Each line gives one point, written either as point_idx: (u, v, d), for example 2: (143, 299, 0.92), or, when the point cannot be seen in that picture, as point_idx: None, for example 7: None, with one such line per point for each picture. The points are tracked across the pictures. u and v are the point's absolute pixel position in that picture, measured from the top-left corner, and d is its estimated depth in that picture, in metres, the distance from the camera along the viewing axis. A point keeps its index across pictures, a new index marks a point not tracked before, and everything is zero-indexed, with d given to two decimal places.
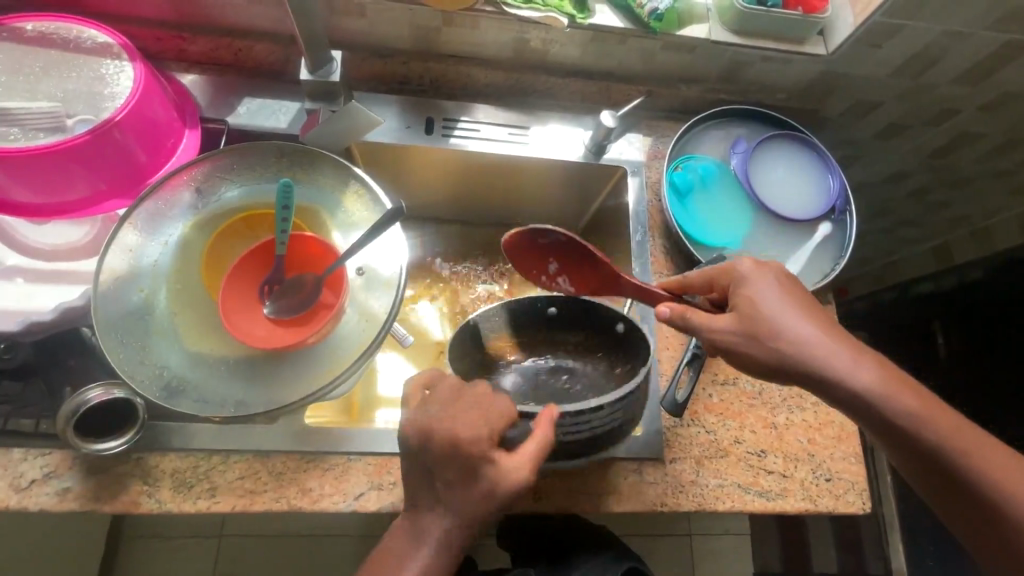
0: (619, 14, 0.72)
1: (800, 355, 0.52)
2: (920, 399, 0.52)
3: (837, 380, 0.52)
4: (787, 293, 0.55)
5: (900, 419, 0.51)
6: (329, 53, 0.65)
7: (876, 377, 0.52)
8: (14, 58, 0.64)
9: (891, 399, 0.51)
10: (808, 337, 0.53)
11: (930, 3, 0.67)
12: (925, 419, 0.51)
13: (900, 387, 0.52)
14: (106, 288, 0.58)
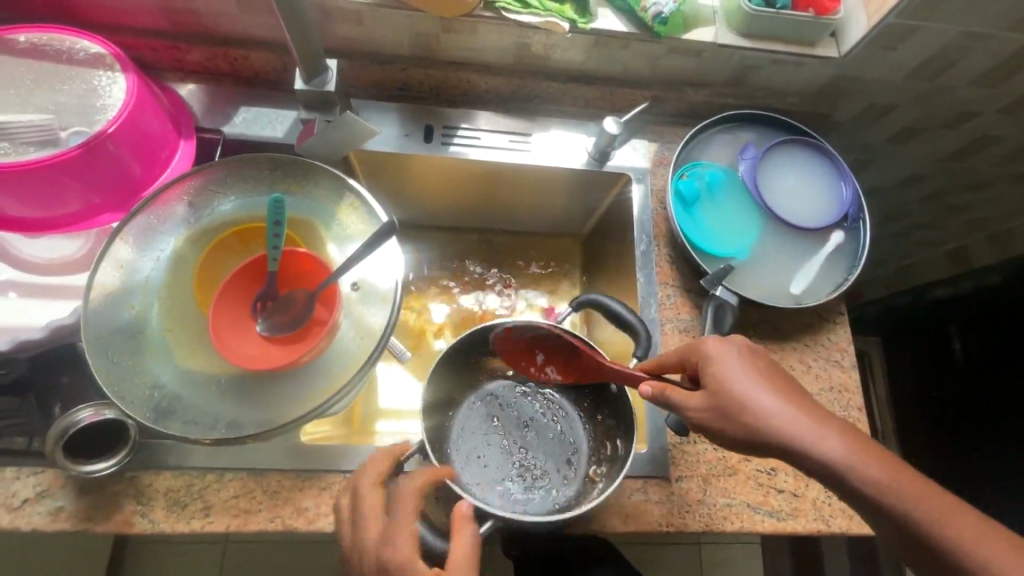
0: (623, 17, 0.70)
1: (768, 430, 0.49)
2: (892, 469, 0.47)
3: (802, 452, 0.48)
4: (749, 364, 0.52)
5: (880, 493, 0.46)
6: (325, 61, 0.64)
7: (844, 449, 0.48)
8: (7, 71, 0.63)
9: (862, 473, 0.47)
10: (771, 410, 0.50)
11: (949, 4, 0.64)
12: (903, 494, 0.46)
13: (871, 458, 0.47)
14: (97, 305, 0.57)
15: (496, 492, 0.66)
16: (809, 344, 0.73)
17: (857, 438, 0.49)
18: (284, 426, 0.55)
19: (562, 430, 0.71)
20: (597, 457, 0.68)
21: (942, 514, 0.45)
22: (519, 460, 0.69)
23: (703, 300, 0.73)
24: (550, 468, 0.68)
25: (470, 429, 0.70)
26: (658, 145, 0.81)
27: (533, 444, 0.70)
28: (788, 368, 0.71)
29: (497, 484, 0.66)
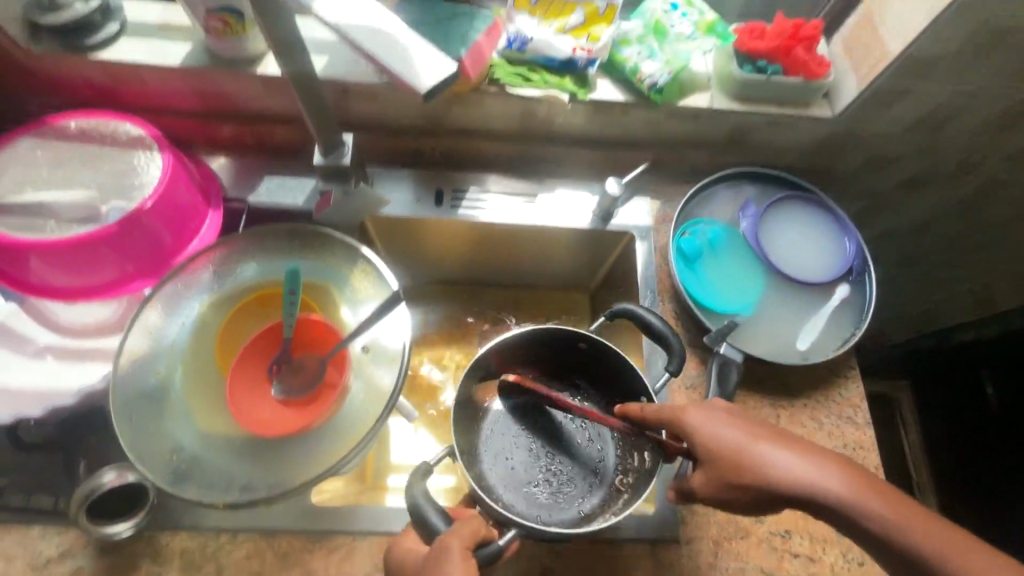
0: (620, 86, 0.74)
1: (773, 485, 0.52)
2: (890, 503, 0.51)
3: (810, 497, 0.52)
4: (737, 422, 0.55)
5: (884, 531, 0.50)
6: (340, 136, 0.67)
7: (849, 488, 0.51)
8: (58, 155, 0.70)
9: (868, 510, 0.50)
10: (771, 462, 0.52)
11: (936, 67, 0.66)
12: (908, 529, 0.49)
13: (867, 491, 0.51)
14: (126, 369, 0.60)
15: (521, 495, 0.66)
16: (821, 401, 0.72)
17: (855, 473, 0.52)
18: (294, 490, 0.57)
19: (590, 437, 0.70)
20: (624, 466, 0.68)
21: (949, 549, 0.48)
22: (545, 464, 0.69)
23: (710, 356, 0.73)
24: (575, 475, 0.68)
25: (498, 426, 0.70)
26: (661, 202, 0.83)
27: (559, 448, 0.69)
28: (799, 426, 0.70)
29: (522, 487, 0.67)
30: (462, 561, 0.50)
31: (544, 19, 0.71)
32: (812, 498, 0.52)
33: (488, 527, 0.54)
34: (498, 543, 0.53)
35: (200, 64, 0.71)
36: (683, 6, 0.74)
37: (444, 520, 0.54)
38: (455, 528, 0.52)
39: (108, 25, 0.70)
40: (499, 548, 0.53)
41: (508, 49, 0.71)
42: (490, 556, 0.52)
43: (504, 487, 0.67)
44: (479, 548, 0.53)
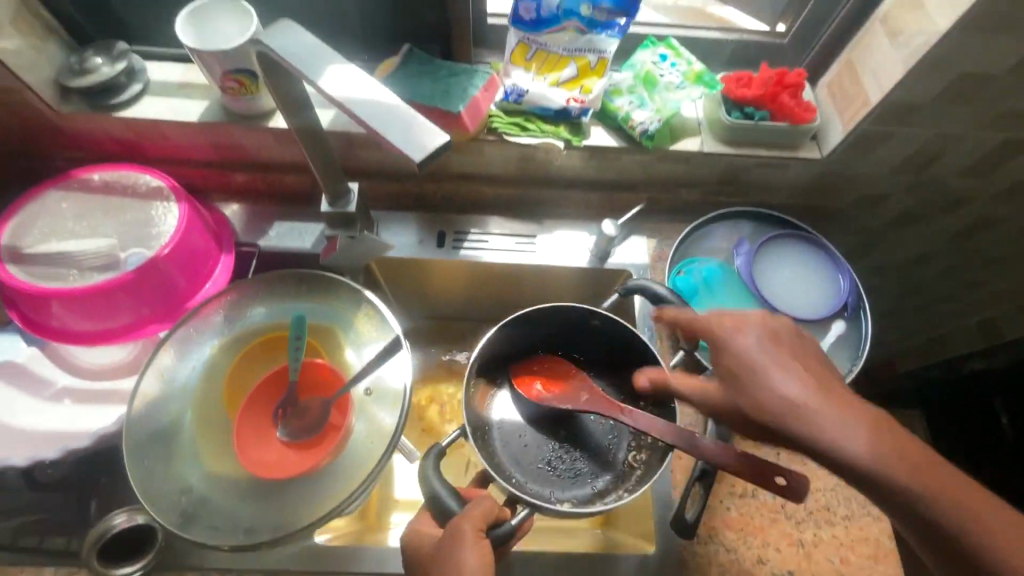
0: (613, 132, 0.77)
1: (803, 427, 0.50)
2: (919, 468, 0.48)
3: (849, 458, 0.49)
4: (774, 352, 0.54)
5: (901, 493, 0.47)
6: (346, 185, 0.71)
7: (897, 457, 0.48)
8: (82, 206, 0.74)
9: (912, 482, 0.47)
10: (790, 394, 0.52)
11: (916, 111, 0.68)
12: (950, 506, 0.46)
13: (898, 454, 0.48)
14: (139, 412, 0.63)
15: (534, 473, 0.69)
16: None
17: (906, 442, 0.49)
18: (297, 531, 0.58)
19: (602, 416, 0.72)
20: (637, 443, 0.70)
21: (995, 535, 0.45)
22: (556, 443, 0.71)
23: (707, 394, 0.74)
24: (589, 452, 0.70)
25: (511, 406, 0.73)
26: (657, 240, 0.86)
27: (573, 426, 0.72)
28: (801, 464, 0.72)
29: (534, 466, 0.69)
30: (476, 540, 0.51)
31: (539, 74, 0.75)
32: (849, 459, 0.49)
33: (501, 505, 0.55)
34: (511, 522, 0.54)
35: (217, 120, 0.75)
36: (672, 56, 0.77)
37: (457, 505, 0.55)
38: (467, 511, 0.53)
39: (132, 86, 0.75)
40: (513, 527, 0.54)
41: (505, 101, 0.75)
42: (505, 533, 0.53)
43: (519, 465, 0.69)
44: (493, 527, 0.53)
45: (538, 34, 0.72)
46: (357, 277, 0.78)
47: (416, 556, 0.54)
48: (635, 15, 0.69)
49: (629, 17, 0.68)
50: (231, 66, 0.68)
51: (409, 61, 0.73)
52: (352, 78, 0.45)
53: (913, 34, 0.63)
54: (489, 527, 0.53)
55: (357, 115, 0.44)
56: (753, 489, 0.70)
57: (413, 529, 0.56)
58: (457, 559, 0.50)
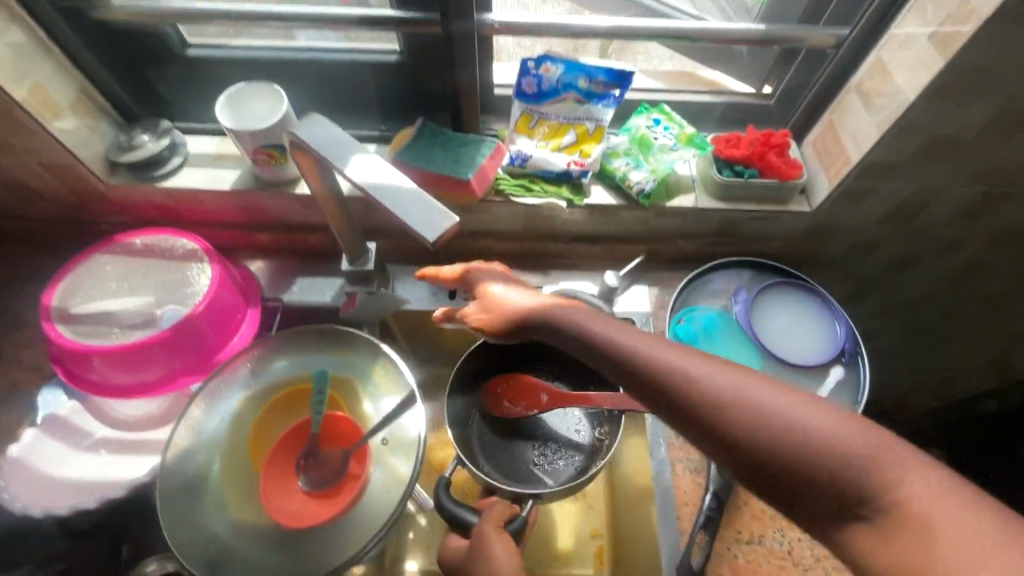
0: (613, 191, 0.83)
1: (548, 320, 0.60)
2: (630, 334, 0.55)
3: (662, 375, 0.51)
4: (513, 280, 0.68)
5: (616, 355, 0.54)
6: (365, 245, 0.76)
7: (702, 367, 0.50)
8: (124, 268, 0.80)
9: (715, 386, 0.49)
10: (519, 298, 0.64)
11: (896, 169, 0.73)
12: (752, 397, 0.47)
13: (611, 327, 0.57)
14: (170, 462, 0.67)
15: (525, 479, 0.77)
16: None
17: (707, 355, 0.52)
18: None
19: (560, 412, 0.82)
20: (598, 422, 0.80)
21: (799, 416, 0.46)
22: (532, 446, 0.80)
23: None
24: (560, 442, 0.80)
25: (486, 430, 0.80)
26: (658, 289, 0.91)
27: (538, 427, 0.81)
28: None
29: (522, 473, 0.78)
30: (498, 535, 0.63)
31: (542, 141, 0.81)
32: (667, 383, 0.51)
33: (512, 506, 0.68)
34: (522, 516, 0.67)
35: (247, 187, 0.82)
36: (665, 120, 0.83)
37: (474, 516, 0.67)
38: (486, 517, 0.65)
39: (173, 159, 0.83)
40: (524, 519, 0.67)
41: (511, 165, 0.81)
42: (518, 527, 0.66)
43: (513, 475, 0.77)
44: (508, 523, 0.66)
45: (540, 105, 0.80)
46: (373, 330, 0.83)
47: (452, 564, 0.65)
48: (627, 87, 0.77)
49: (622, 88, 0.76)
50: (263, 142, 0.75)
51: (422, 133, 0.80)
52: (374, 166, 0.52)
53: (886, 101, 0.68)
54: (505, 524, 0.66)
55: (377, 198, 0.49)
56: (758, 536, 0.72)
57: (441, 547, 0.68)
58: (487, 556, 0.61)
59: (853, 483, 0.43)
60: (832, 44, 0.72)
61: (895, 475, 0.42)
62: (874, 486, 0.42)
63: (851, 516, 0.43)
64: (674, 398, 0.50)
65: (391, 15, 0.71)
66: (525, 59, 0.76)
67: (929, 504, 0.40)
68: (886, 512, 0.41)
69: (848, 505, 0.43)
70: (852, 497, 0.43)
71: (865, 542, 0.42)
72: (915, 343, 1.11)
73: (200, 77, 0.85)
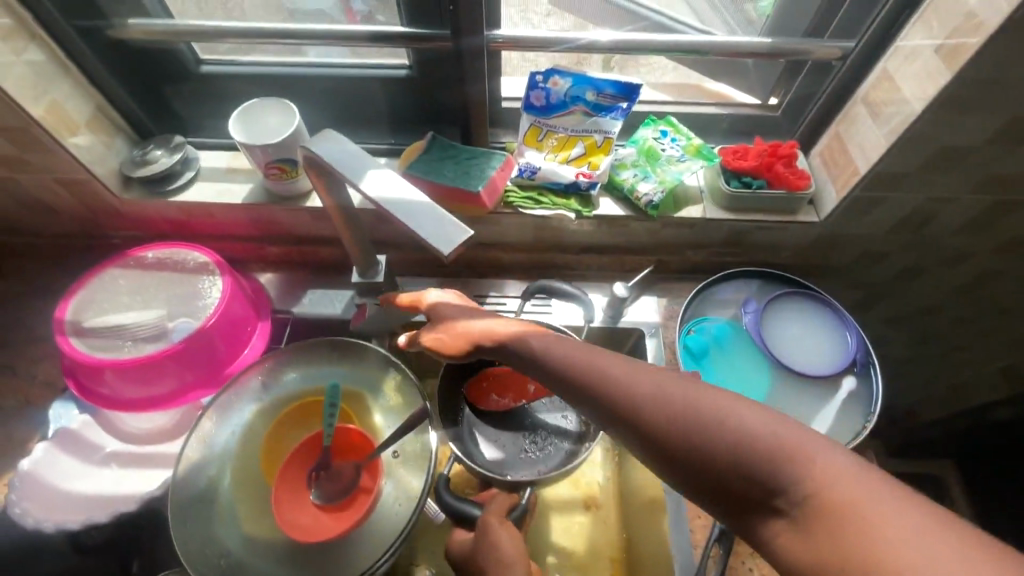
0: (621, 203, 0.83)
1: (506, 346, 0.57)
2: (557, 339, 0.55)
3: (587, 381, 0.51)
4: (472, 308, 0.65)
5: (542, 358, 0.55)
6: (376, 257, 0.76)
7: (626, 370, 0.50)
8: (136, 282, 0.81)
9: (638, 390, 0.49)
10: (473, 319, 0.62)
11: (905, 179, 0.73)
12: (673, 396, 0.47)
13: (539, 332, 0.57)
14: (181, 476, 0.66)
15: (522, 469, 0.79)
16: None
17: (634, 358, 0.52)
18: None
19: (545, 402, 0.83)
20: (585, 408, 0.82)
21: (718, 410, 0.45)
22: (523, 436, 0.82)
23: None
24: (550, 430, 0.82)
25: (477, 427, 0.82)
26: (666, 300, 0.91)
27: (525, 417, 0.82)
28: None
29: (516, 464, 0.79)
30: (502, 526, 0.67)
31: (551, 154, 0.82)
32: (591, 383, 0.51)
33: (511, 495, 0.72)
34: (522, 504, 0.71)
35: (258, 201, 0.83)
36: (672, 132, 0.83)
37: (476, 508, 0.70)
38: (490, 510, 0.69)
39: (186, 173, 0.84)
40: (524, 506, 0.71)
41: (520, 177, 0.82)
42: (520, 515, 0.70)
43: (508, 467, 0.79)
44: (510, 512, 0.70)
45: (548, 118, 0.81)
46: (383, 342, 0.83)
47: (463, 557, 0.68)
48: (635, 100, 0.77)
49: (630, 102, 0.77)
50: (275, 156, 0.76)
51: (431, 147, 0.81)
52: (388, 180, 0.52)
53: (893, 111, 0.68)
54: (506, 513, 0.70)
55: (393, 212, 0.50)
56: None
57: (451, 542, 0.71)
58: (495, 547, 0.65)
59: (770, 475, 0.42)
60: (838, 57, 0.73)
61: (813, 465, 0.41)
62: (790, 478, 0.41)
63: (771, 509, 0.42)
64: (598, 399, 0.50)
65: (400, 31, 0.72)
66: (534, 73, 0.77)
67: (846, 491, 0.39)
68: (803, 504, 0.40)
69: (766, 499, 0.42)
70: (769, 490, 0.42)
71: (785, 535, 0.41)
72: (925, 352, 1.10)
73: (213, 93, 0.86)
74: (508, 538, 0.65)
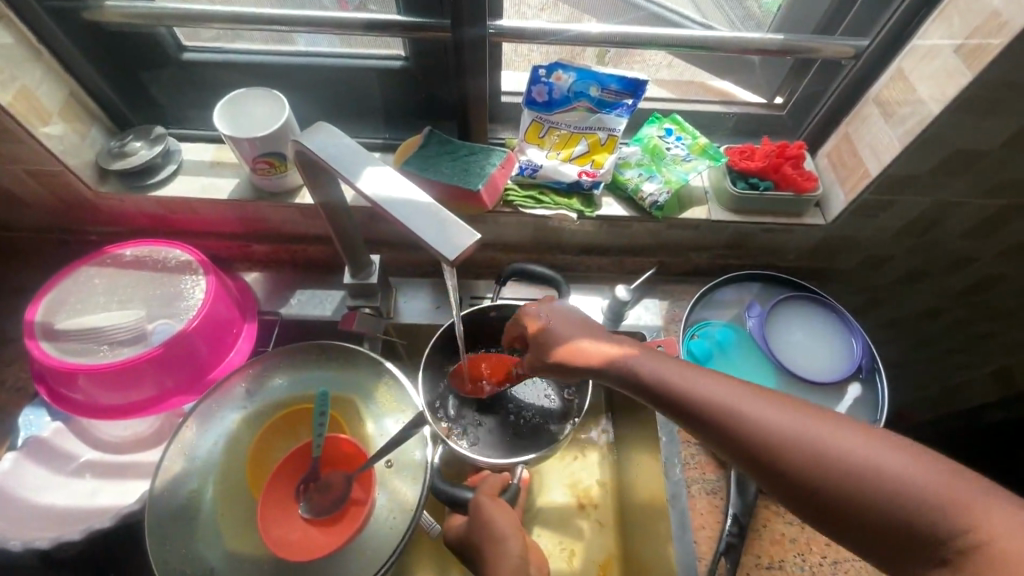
0: (624, 203, 0.81)
1: (621, 374, 0.58)
2: (676, 369, 0.55)
3: (723, 417, 0.51)
4: (582, 320, 0.63)
5: (665, 390, 0.54)
6: (368, 258, 0.73)
7: (762, 407, 0.50)
8: (113, 281, 0.76)
9: (783, 430, 0.48)
10: (587, 340, 0.61)
11: (916, 183, 0.71)
12: (816, 437, 0.47)
13: (656, 360, 0.56)
14: (161, 488, 0.63)
15: (515, 452, 0.75)
16: None
17: (766, 392, 0.51)
18: None
19: (525, 388, 0.80)
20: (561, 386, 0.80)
21: (869, 456, 0.45)
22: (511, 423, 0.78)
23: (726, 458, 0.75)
24: (534, 413, 0.78)
25: (463, 418, 0.78)
26: (668, 303, 0.89)
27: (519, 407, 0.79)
28: None
29: (509, 449, 0.75)
30: (493, 503, 0.64)
31: (553, 151, 0.79)
32: (723, 420, 0.51)
33: (503, 475, 0.70)
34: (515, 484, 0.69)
35: (245, 197, 0.79)
36: (677, 130, 0.81)
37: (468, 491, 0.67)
38: (481, 488, 0.66)
39: (167, 166, 0.79)
40: (517, 488, 0.69)
41: (520, 175, 0.79)
42: (513, 496, 0.68)
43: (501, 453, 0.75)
44: (503, 492, 0.68)
45: (550, 114, 0.78)
46: (376, 346, 0.80)
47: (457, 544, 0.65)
48: (641, 97, 0.74)
49: (635, 98, 0.74)
50: (262, 150, 0.72)
51: (429, 142, 0.78)
52: (387, 178, 0.49)
53: (908, 112, 0.66)
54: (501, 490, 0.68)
55: (391, 210, 0.47)
56: (779, 561, 0.69)
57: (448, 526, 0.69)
58: (489, 524, 0.62)
59: (930, 523, 0.42)
60: (850, 55, 0.70)
61: (979, 513, 0.41)
62: (954, 526, 0.41)
63: (931, 557, 0.42)
64: (731, 437, 0.50)
65: (396, 20, 0.69)
66: (536, 68, 0.74)
67: (1013, 543, 0.39)
68: (968, 552, 0.40)
69: (929, 547, 0.42)
70: (931, 538, 0.42)
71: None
72: (922, 357, 1.09)
73: (197, 82, 0.81)
74: (502, 516, 0.63)
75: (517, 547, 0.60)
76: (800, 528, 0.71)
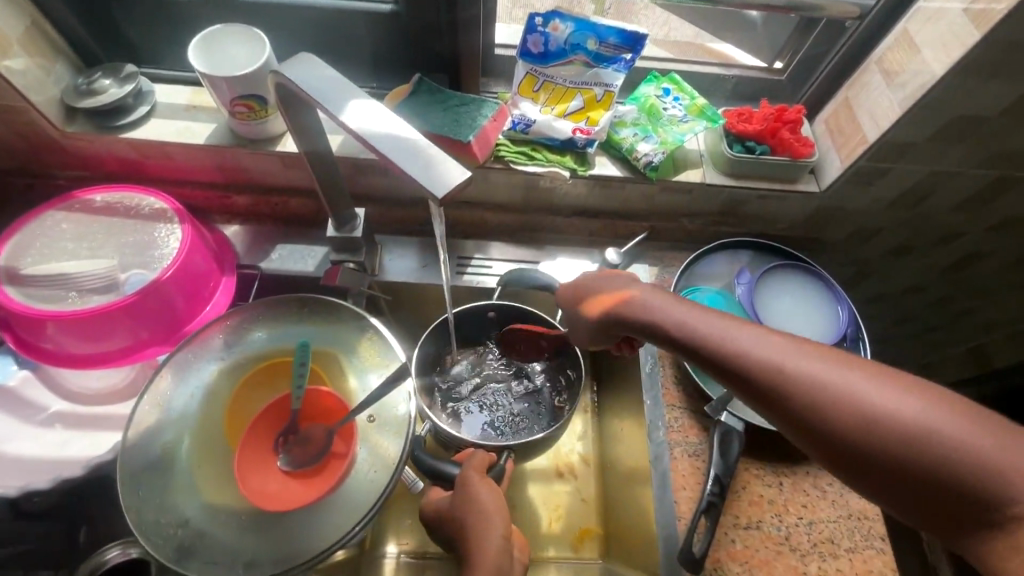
0: (618, 163, 0.79)
1: (659, 328, 0.57)
2: (721, 323, 0.54)
3: (779, 379, 0.49)
4: (625, 280, 0.65)
5: (709, 345, 0.53)
6: (352, 210, 0.70)
7: (817, 366, 0.48)
8: (83, 228, 0.72)
9: (839, 391, 0.47)
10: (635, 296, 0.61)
11: (912, 151, 0.71)
12: (874, 398, 0.46)
13: (700, 314, 0.56)
14: (134, 440, 0.61)
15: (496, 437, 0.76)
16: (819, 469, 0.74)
17: (824, 352, 0.49)
18: (304, 564, 0.56)
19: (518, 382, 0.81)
20: (557, 388, 0.79)
21: (931, 420, 0.44)
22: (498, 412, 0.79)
23: (710, 422, 0.75)
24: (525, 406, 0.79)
25: (451, 401, 0.79)
26: (658, 269, 0.86)
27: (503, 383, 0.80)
28: (802, 495, 0.72)
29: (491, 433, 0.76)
30: (479, 479, 0.63)
31: (547, 106, 0.76)
32: (771, 379, 0.49)
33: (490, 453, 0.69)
34: (502, 463, 0.67)
35: (222, 142, 0.75)
36: (675, 90, 0.79)
37: (454, 465, 0.66)
38: (467, 462, 0.65)
39: (139, 107, 0.75)
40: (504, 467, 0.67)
41: (512, 130, 0.76)
42: (500, 473, 0.66)
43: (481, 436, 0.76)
44: (490, 469, 0.66)
45: (546, 67, 0.75)
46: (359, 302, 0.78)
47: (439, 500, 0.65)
48: (640, 52, 0.72)
49: (634, 53, 0.72)
50: (241, 91, 0.68)
51: (419, 91, 0.74)
52: (373, 112, 0.46)
53: (910, 77, 0.65)
54: (489, 467, 0.67)
55: (377, 147, 0.44)
56: (756, 521, 0.70)
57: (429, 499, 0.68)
58: (471, 498, 0.62)
59: (990, 489, 0.42)
60: (854, 15, 0.69)
61: None
62: (1013, 492, 0.41)
63: (984, 521, 0.42)
64: (779, 397, 0.49)
65: None
66: (534, 15, 0.70)
67: None
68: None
69: (984, 511, 0.42)
70: (988, 503, 0.42)
71: (992, 543, 0.42)
72: (902, 331, 1.10)
73: (172, 17, 0.77)
74: (488, 491, 0.62)
75: (500, 528, 0.60)
76: (779, 491, 0.72)
